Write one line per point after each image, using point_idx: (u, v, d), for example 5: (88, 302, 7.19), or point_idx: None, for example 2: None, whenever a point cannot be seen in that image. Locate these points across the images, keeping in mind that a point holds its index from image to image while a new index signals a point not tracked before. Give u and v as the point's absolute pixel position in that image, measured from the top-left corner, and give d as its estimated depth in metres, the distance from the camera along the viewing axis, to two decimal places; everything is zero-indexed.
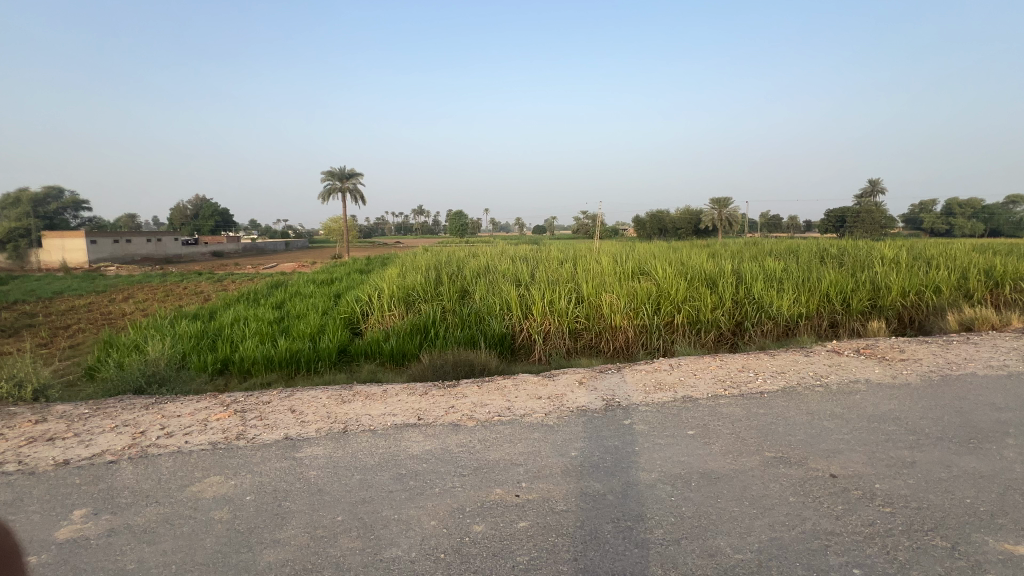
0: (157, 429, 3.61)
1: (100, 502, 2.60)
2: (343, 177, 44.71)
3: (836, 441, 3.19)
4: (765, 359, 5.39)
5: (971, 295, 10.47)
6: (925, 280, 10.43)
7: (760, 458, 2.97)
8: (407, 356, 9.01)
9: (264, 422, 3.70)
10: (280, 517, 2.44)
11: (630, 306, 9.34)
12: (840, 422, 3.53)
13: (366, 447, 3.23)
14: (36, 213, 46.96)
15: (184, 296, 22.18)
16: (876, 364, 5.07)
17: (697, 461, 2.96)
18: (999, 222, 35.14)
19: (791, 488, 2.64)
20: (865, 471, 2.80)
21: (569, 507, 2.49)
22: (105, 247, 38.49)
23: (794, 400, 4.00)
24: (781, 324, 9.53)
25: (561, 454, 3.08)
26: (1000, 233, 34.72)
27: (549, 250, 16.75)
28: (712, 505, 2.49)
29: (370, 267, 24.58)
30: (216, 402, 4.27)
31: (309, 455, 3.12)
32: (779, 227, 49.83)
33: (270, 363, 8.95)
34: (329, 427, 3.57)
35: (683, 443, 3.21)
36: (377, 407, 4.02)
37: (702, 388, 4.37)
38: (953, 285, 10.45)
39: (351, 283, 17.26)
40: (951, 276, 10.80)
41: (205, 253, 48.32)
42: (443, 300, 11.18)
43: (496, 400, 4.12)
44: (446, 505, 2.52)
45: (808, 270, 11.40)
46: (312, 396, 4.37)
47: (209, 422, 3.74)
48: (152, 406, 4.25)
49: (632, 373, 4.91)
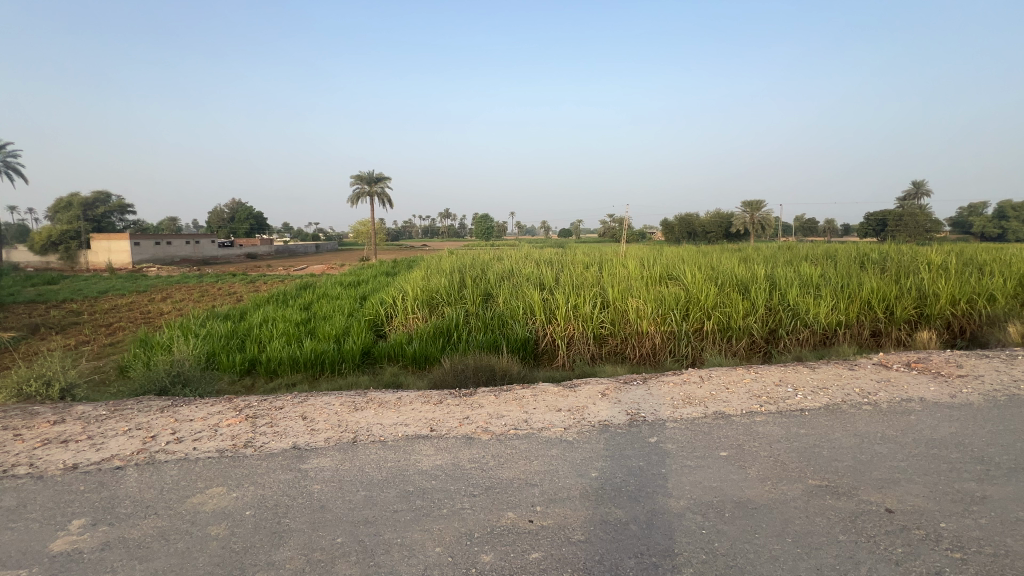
0: (168, 433, 3.55)
1: (100, 512, 2.52)
2: (371, 180, 45.46)
3: (890, 469, 2.85)
4: (804, 372, 5.00)
5: None
6: (977, 288, 9.68)
7: (802, 486, 2.67)
8: (428, 359, 8.92)
9: (274, 430, 3.60)
10: (278, 536, 2.30)
11: (658, 312, 8.97)
12: (893, 447, 3.17)
13: (374, 460, 3.08)
14: (86, 217, 49.59)
15: (219, 297, 22.84)
16: (930, 381, 4.62)
17: (731, 487, 2.67)
18: None
19: (841, 524, 2.34)
20: (926, 506, 2.47)
21: (586, 537, 2.27)
22: (148, 248, 40.18)
23: (839, 419, 3.65)
24: (819, 333, 9.02)
25: (580, 474, 2.85)
26: None
27: (573, 253, 16.46)
28: (748, 541, 2.22)
29: (395, 269, 24.78)
30: (229, 407, 4.21)
31: (316, 467, 2.99)
32: (816, 232, 48.05)
33: (296, 364, 9.01)
34: (338, 437, 3.44)
35: (715, 466, 2.92)
36: (389, 415, 3.88)
37: (735, 404, 4.05)
38: (1010, 293, 9.66)
39: (377, 286, 17.37)
40: (1006, 284, 10.02)
41: (241, 255, 50.06)
42: (466, 303, 11.05)
43: (513, 411, 3.91)
44: (453, 530, 2.33)
45: (848, 275, 10.76)
46: (324, 402, 4.26)
47: (219, 427, 3.67)
48: (168, 408, 4.24)
49: (659, 385, 4.62)
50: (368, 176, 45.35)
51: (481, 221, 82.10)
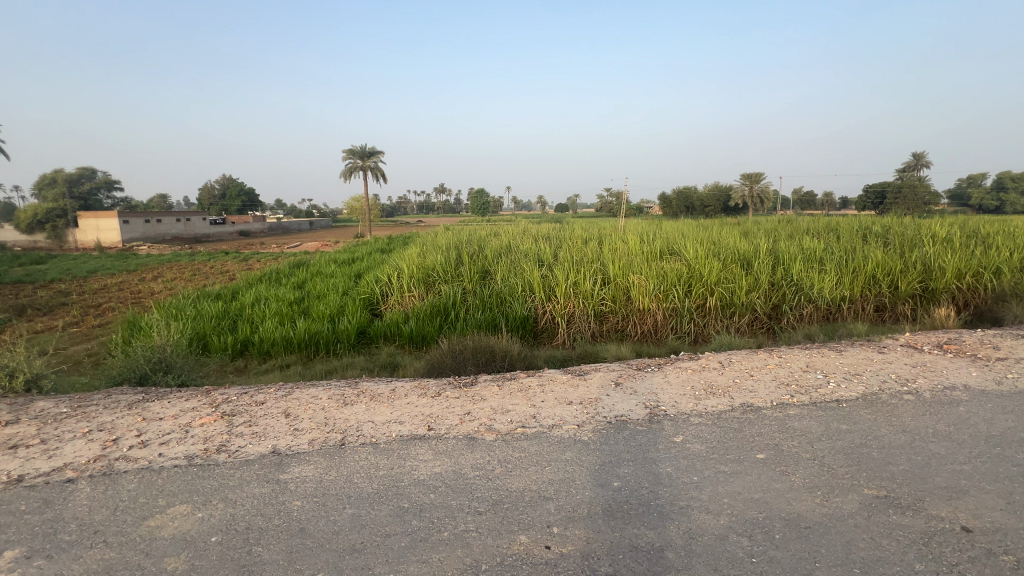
0: (132, 436, 3.16)
1: (37, 540, 2.13)
2: (363, 154, 44.12)
3: (954, 476, 2.49)
4: (831, 356, 4.62)
5: None
6: (984, 261, 9.32)
7: (857, 498, 2.32)
8: (425, 339, 8.57)
9: (252, 430, 3.21)
10: (245, 572, 1.93)
11: (659, 288, 8.58)
12: (951, 445, 2.82)
13: (364, 467, 2.70)
14: (72, 194, 48.32)
15: (210, 276, 22.25)
16: (968, 365, 4.26)
17: (777, 501, 2.31)
18: None
19: (914, 548, 1.98)
20: (1008, 522, 2.11)
21: (616, 569, 1.90)
22: (136, 226, 39.17)
23: (881, 412, 3.28)
24: (823, 308, 8.70)
25: (601, 484, 2.48)
26: None
27: (571, 229, 15.96)
28: (809, 573, 1.86)
29: (389, 246, 24.22)
30: (205, 402, 3.80)
31: (297, 478, 2.61)
32: (813, 204, 47.41)
33: (288, 345, 8.62)
34: (324, 439, 3.05)
35: (754, 473, 2.55)
36: (382, 412, 3.48)
37: (763, 394, 3.68)
38: (1017, 266, 9.31)
39: (372, 263, 16.85)
40: (1013, 257, 9.66)
41: (233, 233, 49.06)
42: (463, 281, 10.60)
43: (520, 405, 3.53)
44: (456, 561, 1.96)
45: (851, 249, 10.38)
46: (310, 395, 3.85)
47: (191, 428, 3.27)
48: (137, 404, 3.83)
49: (675, 372, 4.24)
50: (359, 150, 43.97)
51: (477, 197, 80.88)
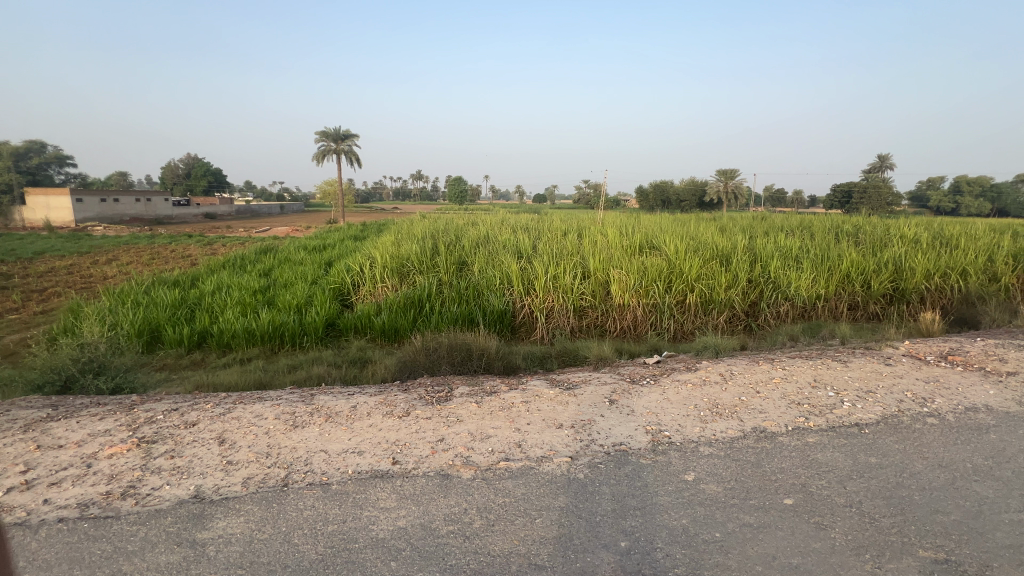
0: (15, 474, 2.49)
1: None
2: (337, 138, 42.46)
3: (1013, 529, 2.12)
4: (837, 368, 4.25)
5: (998, 278, 9.33)
6: (950, 262, 9.27)
7: (915, 564, 1.91)
8: (394, 332, 7.97)
9: (173, 465, 2.60)
10: None
11: (639, 283, 8.20)
12: (997, 485, 2.46)
13: (308, 519, 2.15)
14: (19, 169, 44.95)
15: (170, 261, 20.86)
16: (982, 382, 3.96)
17: (822, 569, 1.88)
18: (1007, 202, 33.55)
19: None
20: None
21: None
22: (91, 205, 36.68)
23: (910, 441, 2.91)
24: (800, 306, 8.48)
25: (605, 545, 2.01)
26: (1007, 213, 33.34)
27: (550, 220, 15.48)
28: None
29: (362, 233, 23.25)
30: (122, 423, 3.13)
31: (220, 538, 2.03)
32: (783, 201, 48.24)
33: (248, 338, 7.87)
34: (263, 476, 2.49)
35: (787, 527, 2.12)
36: (339, 438, 2.92)
37: (775, 416, 3.27)
38: (981, 268, 9.31)
39: (343, 251, 15.92)
40: (978, 258, 9.65)
41: (198, 215, 46.68)
42: (438, 271, 9.99)
43: (502, 430, 3.02)
44: None
45: (825, 246, 10.23)
46: (254, 415, 3.24)
47: (96, 461, 2.63)
48: (36, 425, 3.13)
49: (674, 387, 3.79)
50: (335, 137, 42.37)
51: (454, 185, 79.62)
